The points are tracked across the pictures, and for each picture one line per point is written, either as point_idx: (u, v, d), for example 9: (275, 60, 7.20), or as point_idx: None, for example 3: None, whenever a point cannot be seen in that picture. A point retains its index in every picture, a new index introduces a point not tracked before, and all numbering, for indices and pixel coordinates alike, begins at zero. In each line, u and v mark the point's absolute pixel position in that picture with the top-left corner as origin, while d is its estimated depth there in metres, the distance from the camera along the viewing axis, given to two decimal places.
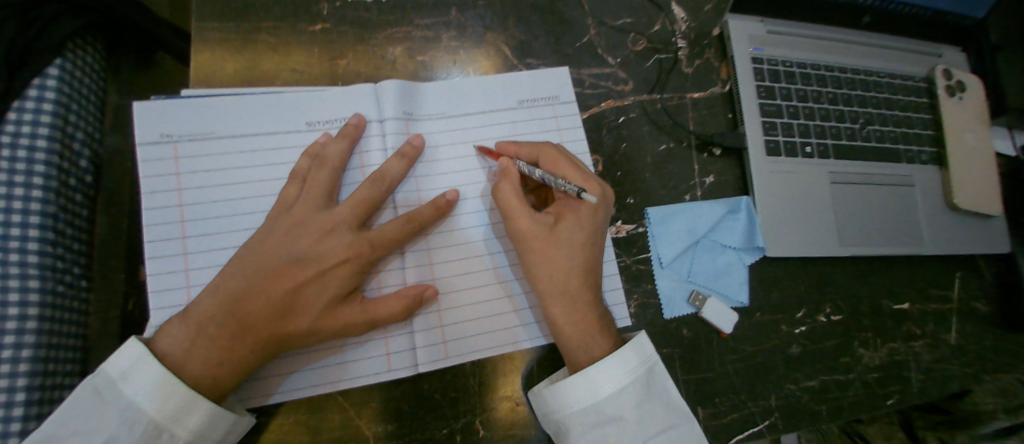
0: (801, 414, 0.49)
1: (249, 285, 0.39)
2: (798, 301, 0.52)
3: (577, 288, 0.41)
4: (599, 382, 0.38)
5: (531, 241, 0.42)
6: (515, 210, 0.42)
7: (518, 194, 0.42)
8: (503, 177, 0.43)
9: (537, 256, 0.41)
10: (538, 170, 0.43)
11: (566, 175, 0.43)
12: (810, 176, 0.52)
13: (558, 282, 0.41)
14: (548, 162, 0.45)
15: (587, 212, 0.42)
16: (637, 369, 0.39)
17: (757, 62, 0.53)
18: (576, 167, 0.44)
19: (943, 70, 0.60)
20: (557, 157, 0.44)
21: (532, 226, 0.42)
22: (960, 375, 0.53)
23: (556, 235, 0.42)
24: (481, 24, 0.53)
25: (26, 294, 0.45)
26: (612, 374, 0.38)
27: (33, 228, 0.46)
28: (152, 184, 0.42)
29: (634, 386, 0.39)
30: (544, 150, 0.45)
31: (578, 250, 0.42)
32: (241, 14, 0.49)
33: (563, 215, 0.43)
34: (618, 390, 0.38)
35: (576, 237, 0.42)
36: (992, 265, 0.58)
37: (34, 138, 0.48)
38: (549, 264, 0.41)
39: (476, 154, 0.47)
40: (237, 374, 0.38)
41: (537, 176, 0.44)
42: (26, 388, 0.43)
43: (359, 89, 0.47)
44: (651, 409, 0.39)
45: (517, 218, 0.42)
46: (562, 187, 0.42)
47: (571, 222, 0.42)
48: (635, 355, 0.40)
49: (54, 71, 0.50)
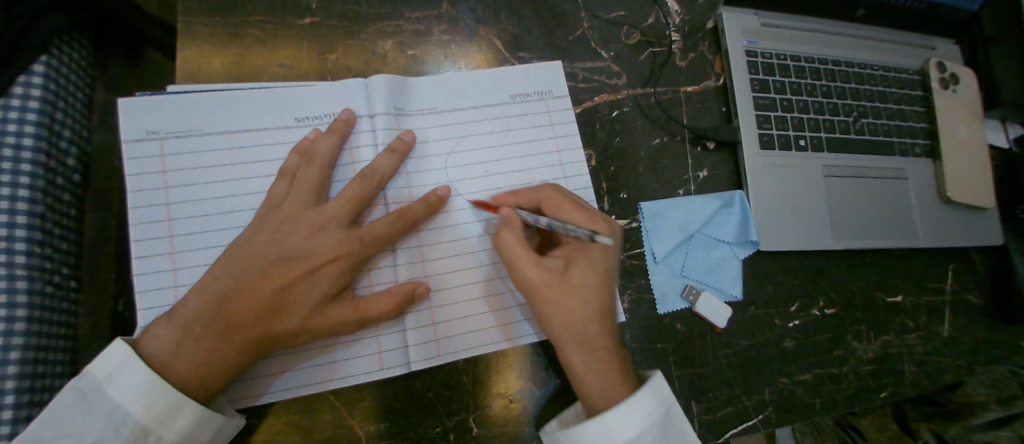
0: (795, 407, 0.49)
1: (236, 288, 0.38)
2: (792, 294, 0.52)
3: (597, 333, 0.40)
4: (617, 429, 0.37)
5: (543, 291, 0.40)
6: (523, 261, 0.40)
7: (523, 243, 0.41)
8: (506, 225, 0.41)
9: (552, 306, 0.40)
10: (544, 217, 0.42)
11: (572, 220, 0.43)
12: (804, 169, 0.52)
13: (576, 329, 0.40)
14: (551, 206, 0.44)
15: (598, 254, 0.42)
16: (654, 413, 0.39)
17: (751, 55, 0.53)
18: (581, 208, 0.44)
19: (937, 63, 0.60)
20: (559, 199, 0.44)
21: (545, 274, 0.40)
22: (952, 367, 0.54)
23: (569, 282, 0.40)
24: (472, 18, 0.52)
25: (14, 295, 0.44)
26: (630, 421, 0.38)
27: (21, 228, 0.45)
28: (138, 182, 0.42)
29: (650, 431, 0.38)
30: (543, 194, 0.44)
31: (592, 295, 0.41)
32: (228, 8, 0.48)
33: (573, 260, 0.42)
34: (635, 436, 0.37)
35: (589, 280, 0.41)
36: (984, 257, 0.58)
37: (20, 136, 0.47)
38: (567, 313, 0.40)
39: (468, 206, 0.46)
40: (225, 375, 0.37)
41: (542, 224, 0.42)
42: (14, 391, 0.42)
43: (349, 83, 0.46)
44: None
45: (527, 268, 0.40)
46: (571, 232, 0.41)
47: (582, 267, 0.41)
48: (651, 398, 0.39)
49: (39, 68, 0.49)
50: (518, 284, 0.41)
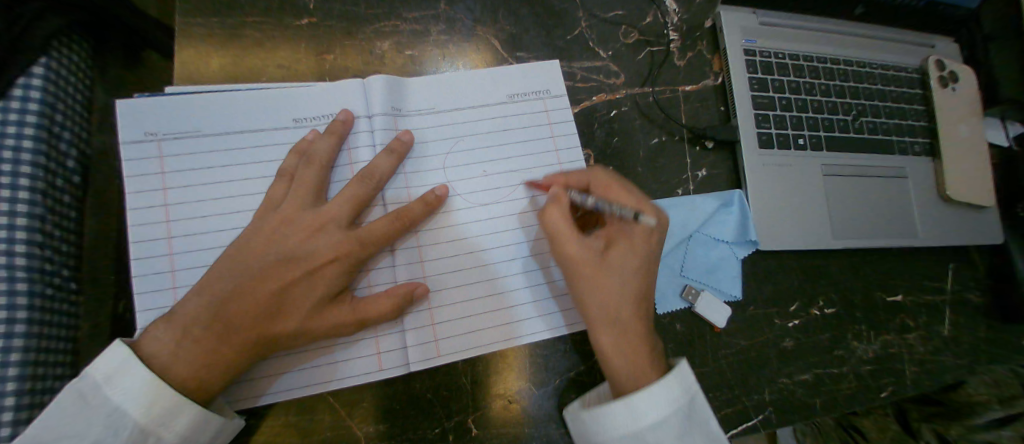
0: (795, 407, 0.49)
1: (236, 287, 0.39)
2: (791, 294, 0.52)
3: (630, 316, 0.41)
4: (642, 412, 0.37)
5: (583, 268, 0.41)
6: (567, 238, 0.41)
7: (569, 220, 0.42)
8: (553, 202, 0.42)
9: (590, 283, 0.41)
10: (592, 197, 0.43)
11: (619, 201, 0.43)
12: (803, 168, 0.52)
13: (610, 309, 0.40)
14: (600, 187, 0.44)
15: (642, 235, 0.42)
16: (679, 400, 0.39)
17: (749, 54, 0.53)
18: (629, 191, 0.44)
19: (936, 61, 0.60)
20: (609, 181, 0.45)
21: (585, 252, 0.41)
22: (953, 367, 0.53)
23: (609, 262, 0.41)
24: (470, 18, 0.52)
25: (14, 298, 0.44)
26: (656, 405, 0.38)
27: (21, 231, 0.46)
28: (136, 184, 0.42)
29: (675, 416, 0.38)
30: (594, 176, 0.45)
31: (630, 277, 0.41)
32: (226, 9, 0.48)
33: (615, 241, 0.42)
34: (660, 420, 0.38)
35: (629, 262, 0.41)
36: (984, 256, 0.58)
37: (20, 138, 0.47)
38: (604, 291, 0.40)
39: (523, 189, 0.47)
40: (224, 376, 0.37)
41: (589, 204, 0.43)
42: (15, 393, 0.42)
43: (346, 83, 0.46)
44: (689, 438, 0.38)
45: (568, 244, 0.41)
46: (616, 212, 0.43)
47: (624, 249, 0.42)
48: (677, 384, 0.39)
49: (39, 70, 0.49)
50: (558, 260, 0.42)
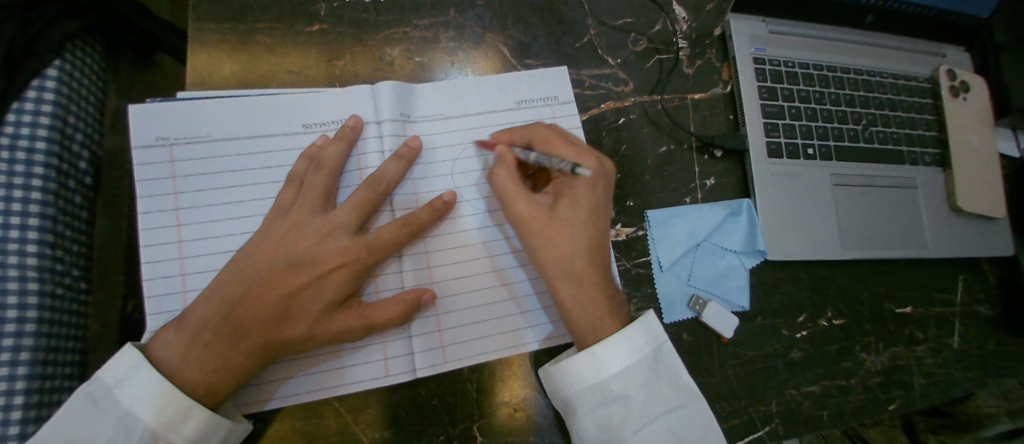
0: (803, 418, 0.48)
1: (244, 292, 0.39)
2: (799, 305, 0.51)
3: (583, 268, 0.41)
4: (604, 360, 0.38)
5: (531, 225, 0.41)
6: (512, 195, 0.42)
7: (513, 178, 0.42)
8: (498, 163, 0.43)
9: (538, 240, 0.41)
10: (533, 154, 0.44)
11: (560, 152, 0.43)
12: (812, 178, 0.52)
13: (563, 263, 0.41)
14: (542, 141, 0.44)
15: (584, 186, 0.42)
16: (642, 348, 0.39)
17: (759, 62, 0.53)
18: (570, 142, 0.44)
19: (947, 71, 0.59)
20: (548, 135, 0.44)
21: (533, 209, 0.42)
22: (962, 379, 0.53)
23: (556, 216, 0.41)
24: (479, 25, 0.52)
25: (25, 297, 0.44)
26: (616, 352, 0.38)
27: (32, 231, 0.46)
28: (148, 188, 0.42)
29: (639, 364, 0.38)
30: (535, 131, 0.45)
31: (578, 229, 0.41)
32: (238, 15, 0.49)
33: (561, 195, 0.43)
34: (622, 367, 0.38)
35: (576, 215, 0.42)
36: (995, 268, 0.58)
37: (34, 139, 0.47)
38: (554, 246, 0.41)
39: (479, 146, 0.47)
40: (234, 382, 0.38)
41: (532, 159, 0.44)
42: (24, 392, 0.42)
43: (355, 89, 0.46)
44: (659, 388, 0.38)
45: (515, 203, 0.42)
46: (555, 166, 0.42)
47: (568, 202, 0.42)
48: (641, 334, 0.39)
49: (52, 72, 0.49)
50: (510, 221, 0.43)
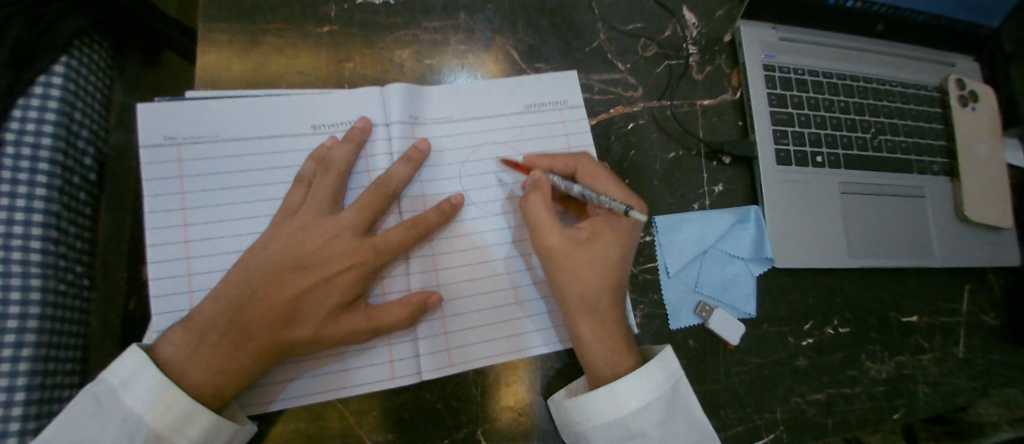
0: (808, 426, 0.48)
1: (252, 294, 0.39)
2: (806, 312, 0.51)
3: (607, 304, 0.42)
4: (623, 399, 0.39)
5: (564, 258, 0.41)
6: (550, 228, 0.42)
7: (551, 210, 0.42)
8: (536, 191, 0.42)
9: (569, 272, 0.41)
10: (577, 186, 0.43)
11: (605, 191, 0.44)
12: (820, 185, 0.51)
13: (589, 298, 0.41)
14: (588, 176, 0.45)
15: (627, 228, 0.43)
16: (661, 386, 0.40)
17: (769, 69, 0.53)
18: (615, 182, 0.44)
19: (956, 80, 0.59)
20: (596, 171, 0.45)
21: (568, 242, 0.42)
22: (967, 389, 0.53)
23: (592, 252, 0.42)
24: (489, 28, 0.52)
25: (28, 293, 0.44)
26: (636, 392, 0.39)
27: (36, 227, 0.45)
28: (155, 188, 0.42)
29: (656, 402, 0.39)
30: (581, 164, 0.45)
31: (611, 268, 0.42)
32: (247, 15, 0.48)
33: (599, 232, 0.43)
34: (640, 406, 0.39)
35: (612, 255, 0.42)
36: (1001, 278, 0.58)
37: (39, 136, 0.47)
38: (583, 280, 0.41)
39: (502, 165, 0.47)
40: (239, 384, 0.37)
41: (575, 192, 0.43)
42: (26, 388, 0.41)
43: (365, 91, 0.46)
44: (672, 426, 0.39)
45: (550, 235, 0.41)
46: (605, 203, 0.42)
47: (606, 239, 0.42)
48: (661, 373, 0.40)
49: (60, 68, 0.49)
50: (538, 251, 0.42)
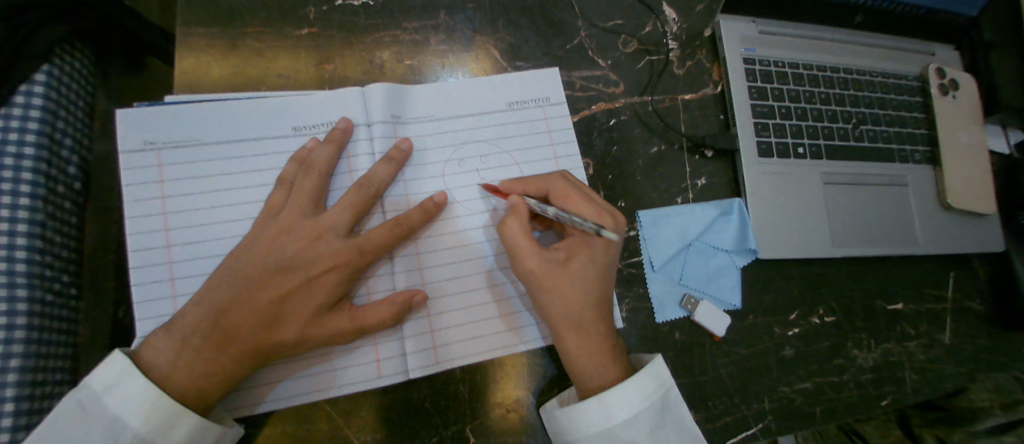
0: (796, 416, 0.48)
1: (235, 296, 0.39)
2: (791, 302, 0.51)
3: (590, 320, 0.42)
4: (614, 407, 0.39)
5: (544, 280, 0.41)
6: (525, 252, 0.41)
7: (526, 233, 0.42)
8: (512, 214, 0.42)
9: (550, 293, 0.41)
10: (551, 208, 0.42)
11: (579, 210, 0.43)
12: (804, 176, 0.52)
13: (573, 317, 0.41)
14: (559, 196, 0.44)
15: (601, 246, 0.43)
16: (652, 395, 0.40)
17: (749, 63, 0.53)
18: (588, 200, 0.43)
19: (935, 69, 0.60)
20: (567, 189, 0.44)
21: (546, 264, 0.41)
22: (954, 375, 0.53)
23: (570, 273, 0.42)
24: (470, 28, 0.52)
25: (14, 303, 0.43)
26: (627, 401, 0.39)
27: (21, 236, 0.45)
28: (136, 193, 0.42)
29: (647, 411, 0.40)
30: (552, 184, 0.44)
31: (591, 287, 0.42)
32: (227, 20, 0.49)
33: (574, 252, 0.43)
34: (630, 415, 0.39)
35: (588, 273, 0.42)
36: (986, 264, 0.58)
37: (22, 145, 0.46)
38: (564, 300, 0.41)
39: (485, 166, 0.47)
40: (224, 386, 0.37)
41: (550, 214, 0.43)
42: (14, 399, 0.42)
43: (346, 92, 0.46)
44: (663, 434, 0.40)
45: (527, 258, 0.41)
46: (579, 225, 0.42)
47: (583, 259, 0.42)
48: (651, 382, 0.40)
49: (40, 77, 0.48)
50: (518, 274, 0.42)
